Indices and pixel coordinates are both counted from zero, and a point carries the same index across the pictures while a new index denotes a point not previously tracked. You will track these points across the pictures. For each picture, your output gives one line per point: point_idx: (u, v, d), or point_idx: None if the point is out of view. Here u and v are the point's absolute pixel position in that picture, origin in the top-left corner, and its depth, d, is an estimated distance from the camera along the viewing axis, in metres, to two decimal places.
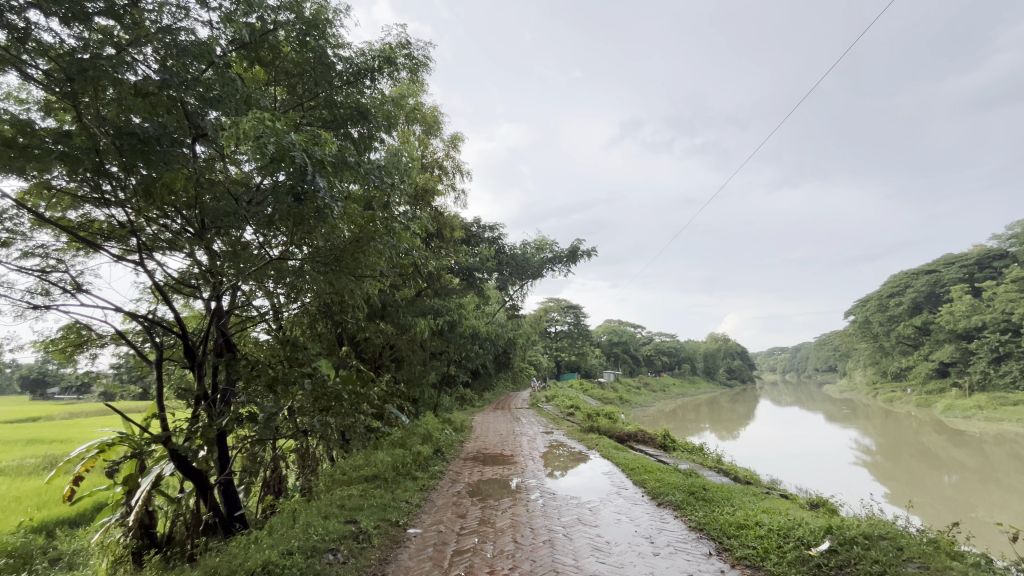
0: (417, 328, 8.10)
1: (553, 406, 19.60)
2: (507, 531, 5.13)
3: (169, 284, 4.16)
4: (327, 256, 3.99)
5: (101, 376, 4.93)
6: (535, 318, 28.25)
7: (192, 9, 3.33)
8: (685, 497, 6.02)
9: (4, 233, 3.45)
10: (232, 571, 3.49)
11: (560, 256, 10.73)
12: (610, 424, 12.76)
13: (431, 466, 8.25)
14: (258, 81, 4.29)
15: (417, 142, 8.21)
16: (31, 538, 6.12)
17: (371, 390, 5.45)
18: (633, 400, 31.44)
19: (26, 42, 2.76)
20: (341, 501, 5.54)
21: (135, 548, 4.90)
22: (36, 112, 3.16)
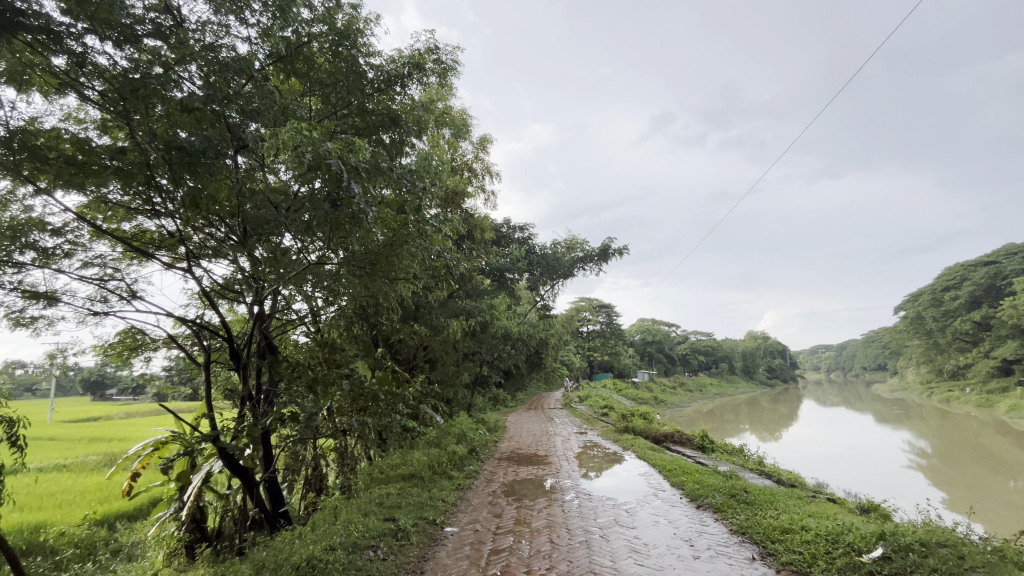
0: (450, 328, 8.19)
1: (588, 406, 19.44)
2: (543, 531, 5.13)
3: (215, 290, 4.36)
4: (362, 260, 4.09)
5: (154, 378, 5.23)
6: (566, 318, 28.15)
7: (232, 26, 3.48)
8: (726, 500, 5.84)
9: (67, 245, 3.70)
10: (279, 565, 3.62)
11: (591, 255, 10.64)
12: (645, 425, 12.53)
13: (466, 465, 8.33)
14: (294, 92, 4.44)
15: (447, 146, 8.31)
16: (95, 530, 6.53)
17: (407, 390, 5.55)
18: (669, 400, 30.80)
19: (84, 66, 2.95)
20: (380, 500, 5.66)
21: (188, 541, 5.18)
22: (94, 131, 3.37)
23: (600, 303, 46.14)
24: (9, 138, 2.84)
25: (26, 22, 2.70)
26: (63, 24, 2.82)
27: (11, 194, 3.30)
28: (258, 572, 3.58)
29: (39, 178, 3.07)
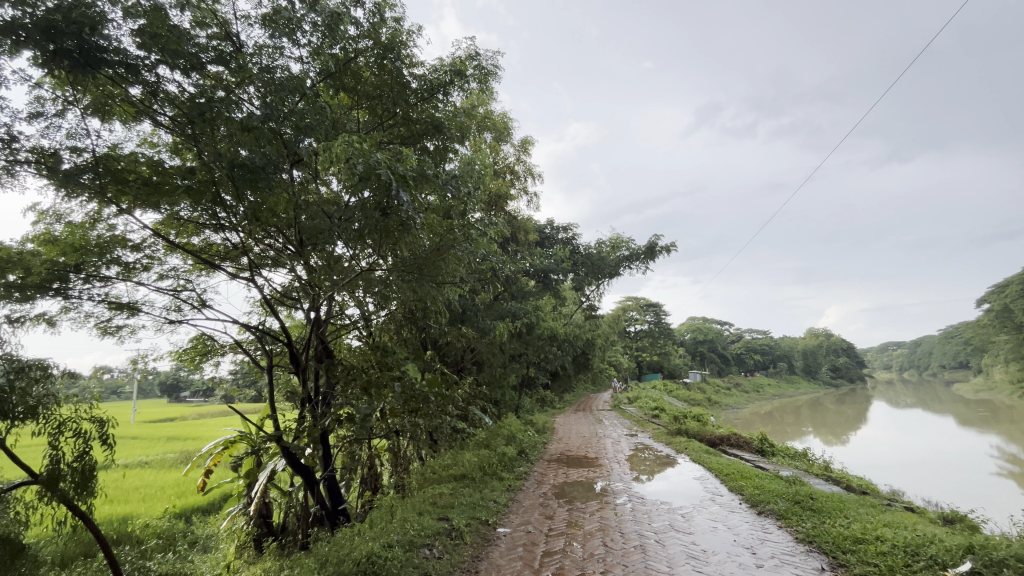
0: (497, 331, 8.26)
1: (637, 407, 19.00)
2: (596, 534, 5.06)
3: (275, 297, 4.61)
4: (411, 265, 4.21)
5: (222, 381, 5.58)
6: (613, 318, 27.72)
7: (285, 48, 3.68)
8: (790, 506, 5.55)
9: (145, 259, 4.03)
10: (340, 560, 3.77)
11: (637, 253, 10.43)
12: (699, 427, 12.11)
13: (516, 466, 8.37)
14: (343, 107, 4.62)
15: (489, 150, 8.39)
16: (175, 522, 7.06)
17: (456, 392, 5.63)
18: (723, 401, 29.64)
19: (157, 94, 3.21)
20: (434, 499, 5.78)
21: (256, 535, 5.51)
22: (166, 153, 3.66)
23: (647, 302, 45.11)
24: (95, 164, 3.14)
25: (107, 57, 2.97)
26: (138, 57, 3.09)
27: (98, 214, 3.64)
28: (322, 566, 3.75)
29: (121, 198, 3.36)
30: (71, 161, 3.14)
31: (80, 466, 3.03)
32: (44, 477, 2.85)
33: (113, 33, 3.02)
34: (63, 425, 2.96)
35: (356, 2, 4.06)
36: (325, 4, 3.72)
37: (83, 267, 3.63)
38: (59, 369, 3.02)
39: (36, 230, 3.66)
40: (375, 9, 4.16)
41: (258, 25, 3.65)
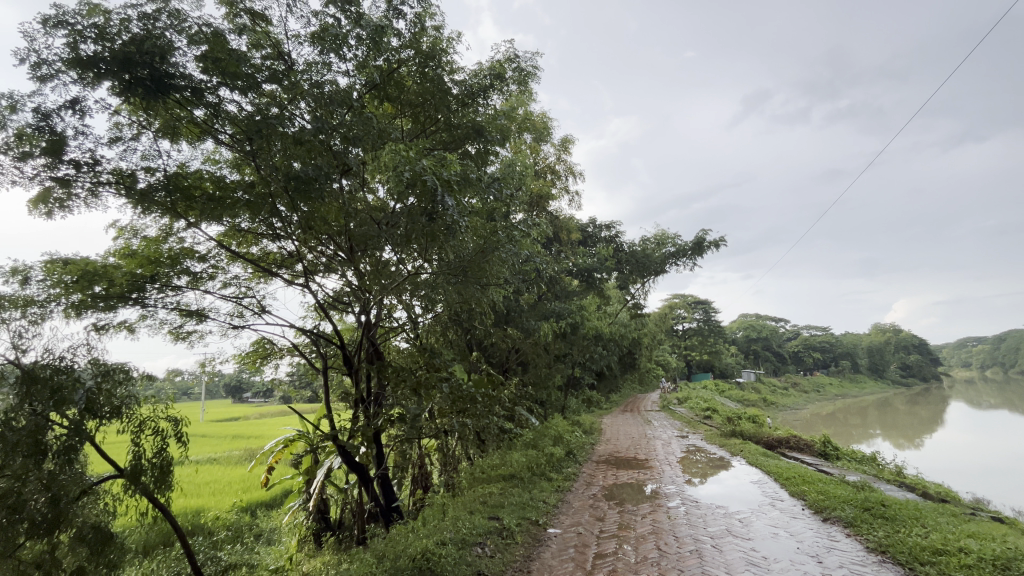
0: (541, 331, 8.25)
1: (688, 408, 18.43)
2: (649, 538, 4.95)
3: (328, 302, 4.81)
4: (456, 268, 4.28)
5: (281, 382, 5.88)
6: (660, 316, 27.04)
7: (333, 63, 3.85)
8: (858, 514, 5.22)
9: (210, 269, 4.31)
10: (397, 556, 3.89)
11: (684, 250, 10.17)
12: (755, 428, 11.61)
13: (564, 467, 8.33)
14: (387, 116, 4.76)
15: (529, 151, 8.41)
16: (242, 516, 7.50)
17: (503, 392, 5.67)
18: (781, 401, 28.23)
19: (218, 114, 3.42)
20: (484, 498, 5.85)
21: (315, 529, 5.77)
22: (227, 169, 3.89)
23: (695, 299, 43.75)
24: (166, 182, 3.40)
25: (175, 83, 3.21)
26: (202, 81, 3.31)
27: (169, 228, 3.94)
28: (379, 561, 3.88)
29: (188, 213, 3.62)
30: (145, 180, 3.42)
31: (159, 461, 3.27)
32: (128, 472, 3.10)
33: (180, 60, 3.25)
34: (144, 424, 3.21)
35: (398, 13, 4.18)
36: (369, 19, 3.86)
37: (157, 277, 3.94)
38: (138, 372, 3.28)
39: (117, 245, 4.01)
40: (416, 19, 4.26)
41: (307, 43, 3.82)
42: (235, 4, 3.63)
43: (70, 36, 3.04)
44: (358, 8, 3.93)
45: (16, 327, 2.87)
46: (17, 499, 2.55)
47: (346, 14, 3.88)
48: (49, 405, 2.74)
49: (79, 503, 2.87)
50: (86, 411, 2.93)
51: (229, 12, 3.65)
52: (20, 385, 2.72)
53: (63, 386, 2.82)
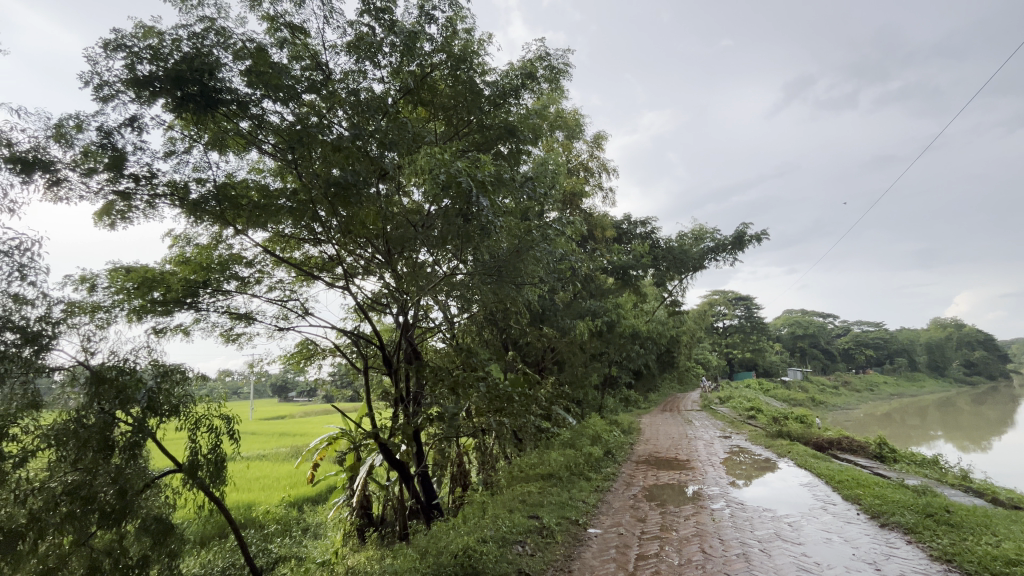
0: (577, 329, 8.20)
1: (730, 408, 17.88)
2: (692, 540, 4.83)
3: (367, 303, 4.95)
4: (490, 268, 4.31)
5: (324, 382, 6.08)
6: (699, 313, 26.33)
7: (368, 70, 3.96)
8: (920, 520, 4.92)
9: (257, 274, 4.51)
10: (439, 552, 3.95)
11: (723, 244, 9.90)
12: (804, 429, 11.14)
13: (603, 467, 8.24)
14: (421, 120, 4.84)
15: (561, 148, 8.36)
16: (290, 510, 7.81)
17: (539, 392, 5.66)
18: (831, 401, 26.97)
19: (262, 125, 3.57)
20: (523, 497, 5.86)
21: (359, 525, 5.94)
22: (271, 177, 4.06)
23: (736, 295, 42.41)
24: (216, 192, 3.58)
25: (222, 98, 3.37)
26: (247, 94, 3.48)
27: (219, 236, 4.15)
28: (422, 557, 3.95)
29: (236, 221, 3.81)
30: (197, 191, 3.61)
31: (214, 457, 3.43)
32: (186, 467, 3.28)
33: (226, 75, 3.42)
34: (200, 421, 3.38)
35: (430, 18, 4.25)
36: (403, 26, 3.95)
37: (209, 283, 4.15)
38: (193, 372, 3.45)
39: (173, 252, 4.25)
40: (447, 23, 4.32)
41: (343, 52, 3.95)
42: (276, 20, 3.79)
43: (128, 57, 3.24)
44: (392, 15, 4.03)
45: (85, 331, 3.08)
46: (88, 490, 2.78)
47: (380, 23, 3.99)
48: (114, 404, 2.95)
49: (143, 496, 3.06)
50: (149, 409, 3.11)
51: (270, 26, 3.81)
52: (90, 384, 2.93)
53: (127, 386, 3.03)
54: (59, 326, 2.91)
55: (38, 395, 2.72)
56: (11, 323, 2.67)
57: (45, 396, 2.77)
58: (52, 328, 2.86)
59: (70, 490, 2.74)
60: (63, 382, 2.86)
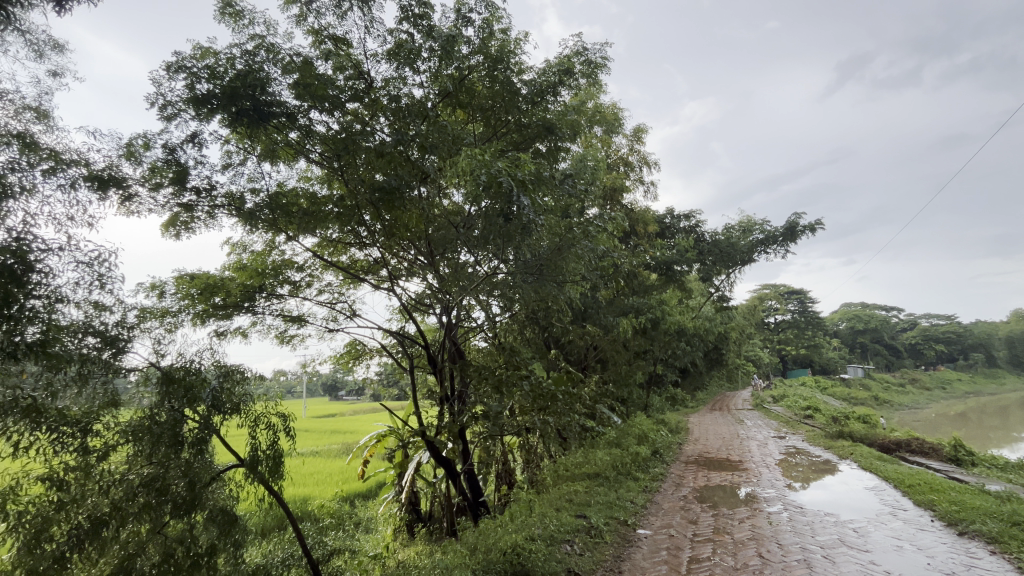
0: (620, 327, 8.08)
1: (785, 407, 17.09)
2: (748, 544, 4.66)
3: (411, 304, 5.07)
4: (532, 266, 4.32)
5: (372, 381, 6.28)
6: (749, 308, 25.27)
7: (408, 76, 4.06)
8: (1005, 529, 4.53)
9: (308, 278, 4.72)
10: (488, 549, 3.99)
11: (774, 236, 9.50)
12: (868, 429, 10.49)
13: (651, 467, 8.07)
14: (459, 122, 4.88)
15: (600, 144, 8.25)
16: (343, 505, 8.11)
17: (583, 390, 5.62)
18: (897, 399, 25.23)
19: (310, 135, 3.75)
20: (570, 496, 5.84)
21: (408, 520, 6.10)
22: (318, 184, 4.23)
23: (788, 289, 40.52)
24: (269, 202, 3.79)
25: (273, 110, 3.55)
26: (295, 106, 3.65)
27: (272, 242, 4.37)
28: (472, 553, 4.01)
29: (288, 228, 4.00)
30: (252, 201, 3.83)
31: (272, 453, 3.61)
32: (248, 462, 3.46)
33: (276, 89, 3.59)
34: (258, 419, 3.56)
35: (467, 21, 4.30)
36: (441, 31, 4.02)
37: (264, 287, 4.38)
38: (251, 372, 3.64)
39: (232, 259, 4.52)
40: (484, 24, 4.36)
41: (384, 60, 4.06)
42: (321, 33, 3.94)
43: (188, 78, 3.46)
44: (430, 21, 4.12)
45: (156, 334, 3.30)
46: (162, 482, 3.01)
47: (418, 29, 4.08)
48: (182, 402, 3.17)
49: (210, 489, 3.27)
50: (213, 407, 3.30)
51: (315, 40, 3.97)
52: (161, 384, 3.14)
53: (193, 386, 3.24)
54: (134, 330, 3.14)
55: (117, 393, 2.93)
56: (93, 327, 2.89)
57: (122, 395, 2.97)
58: (127, 332, 3.09)
59: (146, 482, 2.97)
60: (138, 382, 3.07)
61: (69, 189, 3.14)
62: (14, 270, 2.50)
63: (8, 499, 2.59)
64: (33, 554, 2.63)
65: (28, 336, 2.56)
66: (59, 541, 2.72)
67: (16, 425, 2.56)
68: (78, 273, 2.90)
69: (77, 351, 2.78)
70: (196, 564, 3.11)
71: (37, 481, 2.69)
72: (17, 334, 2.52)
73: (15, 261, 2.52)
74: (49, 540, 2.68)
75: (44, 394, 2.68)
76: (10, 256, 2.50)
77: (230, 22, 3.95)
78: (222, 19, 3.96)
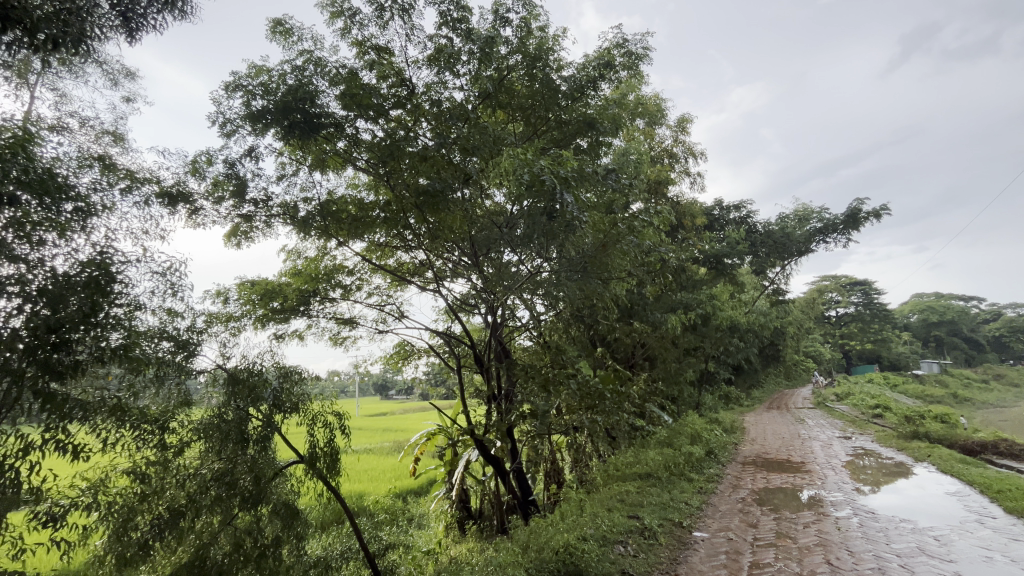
0: (669, 323, 7.87)
1: (851, 405, 16.06)
2: (815, 550, 4.42)
3: (457, 304, 5.16)
4: (576, 264, 4.31)
5: (420, 380, 6.43)
6: (807, 301, 23.95)
7: (449, 81, 4.13)
8: None
9: (358, 281, 4.91)
10: (541, 548, 3.99)
11: (834, 224, 8.98)
12: (947, 429, 9.69)
13: (706, 467, 7.82)
14: (500, 123, 4.89)
15: (643, 136, 8.06)
16: (396, 501, 8.37)
17: (632, 389, 5.51)
18: (981, 396, 23.16)
19: (356, 143, 3.91)
20: (622, 496, 5.75)
21: (459, 517, 6.23)
22: (365, 190, 4.39)
23: (850, 280, 38.11)
24: (320, 209, 3.99)
25: (322, 122, 3.72)
26: (342, 117, 3.82)
27: (324, 248, 4.56)
28: (524, 551, 4.02)
29: (339, 234, 4.17)
30: (304, 210, 4.05)
31: (329, 449, 3.78)
32: (307, 458, 3.64)
33: (325, 101, 3.76)
34: (316, 418, 3.74)
35: (505, 21, 4.32)
36: (479, 33, 4.06)
37: (318, 292, 4.58)
38: (309, 373, 3.81)
39: (288, 266, 4.76)
40: (522, 23, 4.37)
41: (425, 66, 4.15)
42: (364, 43, 4.08)
43: (244, 95, 3.67)
44: (468, 24, 4.17)
45: (222, 337, 3.51)
46: (231, 476, 3.22)
47: (457, 32, 4.14)
48: (247, 402, 3.37)
49: (273, 483, 3.46)
50: (274, 406, 3.49)
51: (359, 50, 4.11)
52: (227, 384, 3.36)
53: (256, 386, 3.44)
54: (202, 335, 3.36)
55: (189, 394, 3.17)
56: (166, 332, 3.11)
57: (194, 395, 3.21)
58: (196, 336, 3.31)
59: (217, 476, 3.19)
60: (207, 383, 3.30)
61: (143, 205, 3.40)
62: (99, 280, 2.71)
63: (99, 490, 2.83)
64: (122, 541, 2.89)
65: (112, 342, 2.72)
66: (144, 529, 2.97)
67: (104, 423, 2.75)
68: (154, 283, 3.14)
69: (154, 354, 2.99)
70: (263, 555, 3.30)
71: (123, 474, 2.92)
72: (104, 339, 2.68)
73: (99, 272, 2.74)
74: (135, 529, 2.93)
75: (127, 394, 2.87)
76: (95, 268, 2.72)
77: (280, 39, 4.16)
78: (273, 37, 4.18)
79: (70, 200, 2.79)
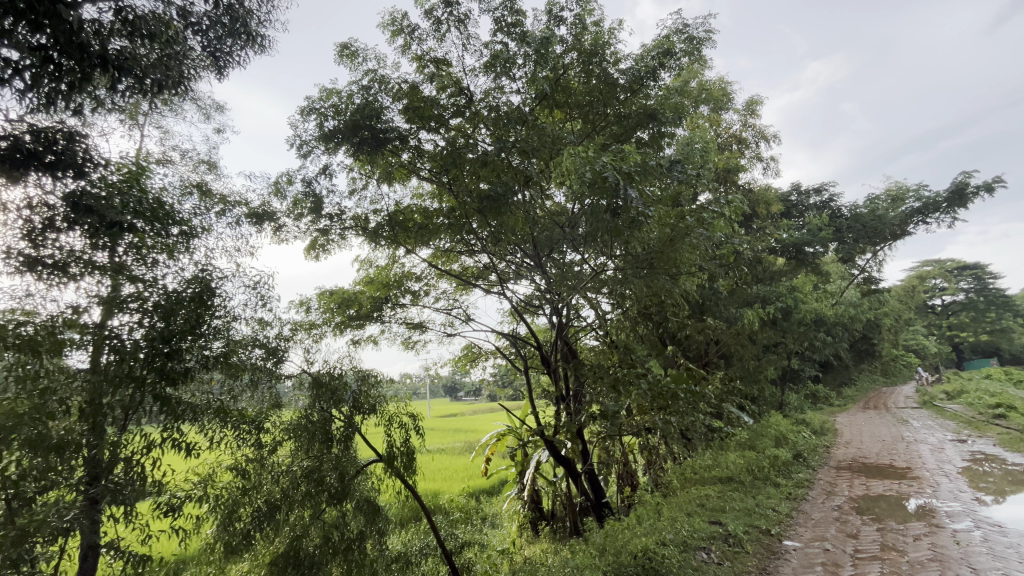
0: (744, 318, 7.45)
1: (965, 405, 14.25)
2: (929, 566, 3.97)
3: (522, 306, 5.21)
4: (643, 260, 4.15)
5: (488, 381, 6.54)
6: (906, 289, 21.63)
7: (505, 85, 4.19)
8: None
9: (425, 286, 5.08)
10: (618, 552, 3.90)
11: (936, 202, 8.07)
12: None
13: (794, 471, 7.28)
14: (558, 123, 4.88)
15: (708, 123, 7.69)
16: (470, 500, 8.55)
17: (707, 388, 5.26)
18: None
19: (420, 154, 4.08)
20: (701, 501, 5.50)
21: (532, 518, 6.26)
22: (429, 199, 4.56)
23: (957, 263, 33.98)
24: (388, 220, 4.23)
25: (388, 136, 3.92)
26: (406, 130, 4.00)
27: (394, 256, 4.79)
28: (601, 554, 3.96)
29: (406, 241, 4.37)
30: (374, 221, 4.30)
31: (406, 449, 3.95)
32: (386, 457, 3.82)
33: (389, 116, 3.96)
34: (392, 419, 3.91)
35: (560, 21, 4.30)
36: (534, 35, 4.09)
37: (390, 298, 4.80)
38: (385, 376, 4.00)
39: (362, 275, 5.03)
40: (576, 21, 4.35)
41: (482, 73, 4.24)
42: (424, 58, 4.23)
43: (317, 117, 3.93)
44: (523, 27, 4.21)
45: (306, 344, 3.77)
46: (319, 474, 3.47)
47: (512, 37, 4.20)
48: (330, 403, 3.61)
49: (356, 481, 3.68)
50: (354, 408, 3.72)
51: (419, 64, 4.27)
52: (312, 388, 3.61)
53: (338, 388, 3.67)
54: (289, 342, 3.64)
55: (279, 396, 3.44)
56: (258, 340, 3.39)
57: (283, 397, 3.48)
58: (284, 343, 3.59)
59: (307, 473, 3.43)
60: (294, 386, 3.56)
61: (235, 225, 3.73)
62: (202, 296, 3.01)
63: (208, 484, 3.14)
64: (228, 530, 3.18)
65: (214, 350, 3.02)
66: (246, 520, 3.23)
67: (210, 423, 3.03)
68: (247, 296, 3.44)
69: (249, 361, 3.28)
70: (350, 548, 3.51)
71: (227, 469, 3.22)
72: (207, 347, 2.98)
73: (201, 288, 3.04)
74: (239, 520, 3.21)
75: (228, 397, 3.17)
76: (197, 284, 3.03)
77: (348, 62, 4.41)
78: (341, 60, 4.44)
79: (177, 224, 3.13)
